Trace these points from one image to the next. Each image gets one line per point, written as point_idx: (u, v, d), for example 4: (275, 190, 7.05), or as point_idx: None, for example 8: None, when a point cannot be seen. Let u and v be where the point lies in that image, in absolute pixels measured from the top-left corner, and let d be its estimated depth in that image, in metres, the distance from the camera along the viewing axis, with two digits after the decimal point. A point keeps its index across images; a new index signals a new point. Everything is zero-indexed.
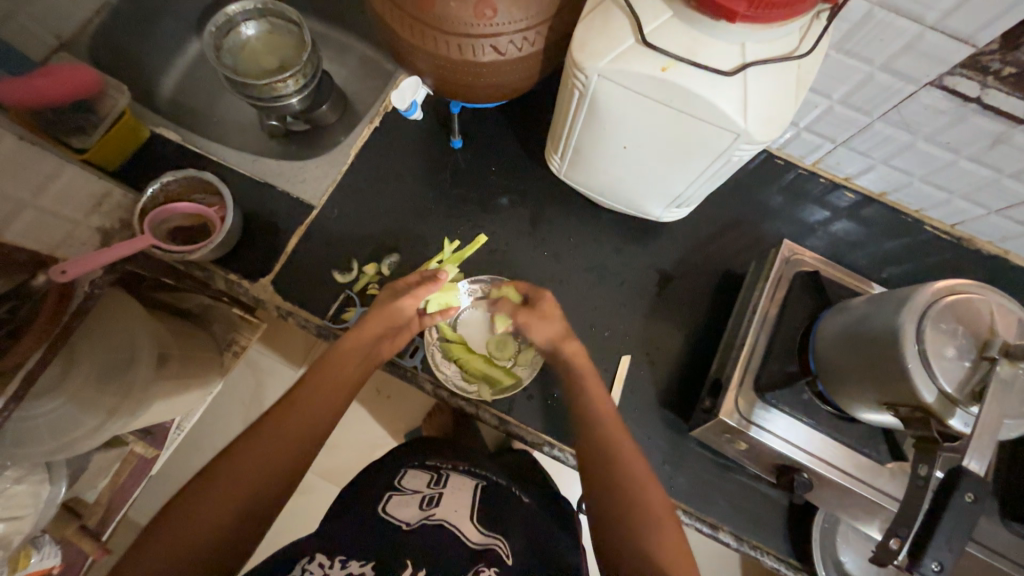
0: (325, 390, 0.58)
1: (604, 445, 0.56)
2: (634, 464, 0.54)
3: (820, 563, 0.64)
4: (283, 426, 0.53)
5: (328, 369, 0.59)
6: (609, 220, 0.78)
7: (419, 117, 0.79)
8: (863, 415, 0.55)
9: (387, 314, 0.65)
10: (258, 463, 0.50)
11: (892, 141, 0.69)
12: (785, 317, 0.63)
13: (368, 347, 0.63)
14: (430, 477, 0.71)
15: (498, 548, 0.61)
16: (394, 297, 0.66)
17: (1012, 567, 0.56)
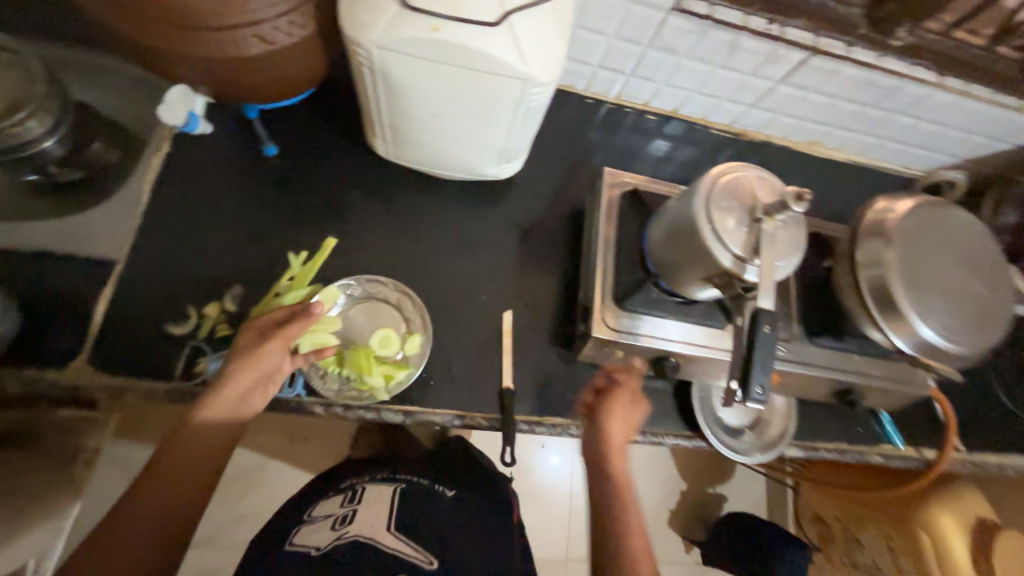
0: (192, 451, 0.55)
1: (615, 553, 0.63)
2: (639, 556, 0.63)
3: (706, 425, 0.76)
4: (150, 493, 0.53)
5: (190, 431, 0.55)
6: (456, 190, 0.79)
7: (213, 128, 0.71)
8: (696, 294, 0.65)
9: (251, 359, 0.57)
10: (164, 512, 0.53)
11: (664, 64, 0.80)
12: (622, 234, 0.71)
13: (237, 403, 0.57)
14: (343, 497, 0.70)
15: (419, 558, 0.62)
16: (259, 339, 0.58)
17: (820, 371, 0.72)
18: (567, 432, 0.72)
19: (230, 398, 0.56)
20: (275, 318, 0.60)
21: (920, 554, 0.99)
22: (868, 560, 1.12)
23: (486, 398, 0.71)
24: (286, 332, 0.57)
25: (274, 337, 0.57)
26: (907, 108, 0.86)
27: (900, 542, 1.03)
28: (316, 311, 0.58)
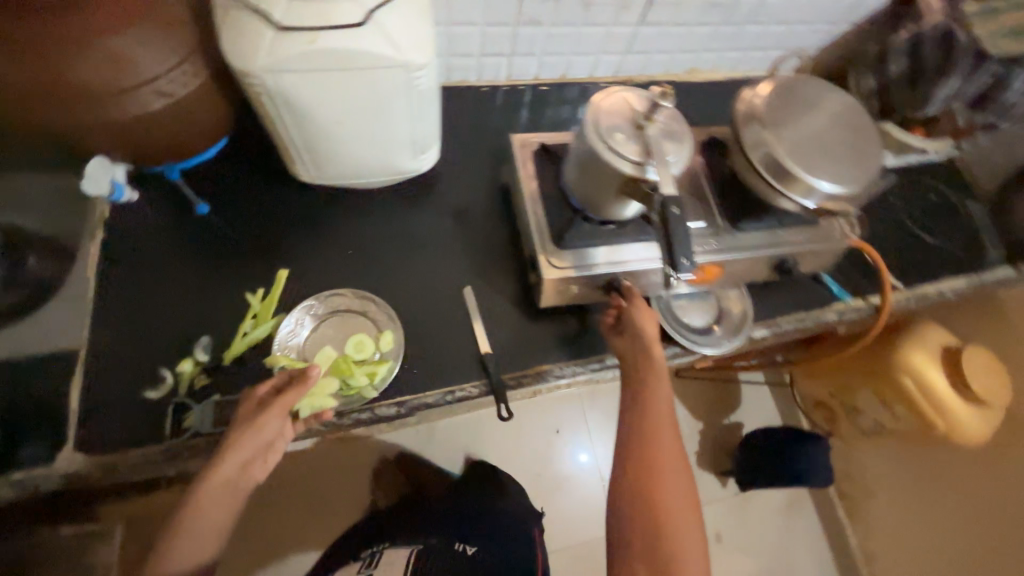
0: (201, 519, 0.55)
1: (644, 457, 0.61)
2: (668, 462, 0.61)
3: (672, 331, 0.82)
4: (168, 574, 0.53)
5: (200, 503, 0.55)
6: (387, 196, 0.85)
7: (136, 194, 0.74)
8: (620, 212, 0.72)
9: (253, 434, 0.57)
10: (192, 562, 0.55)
11: (537, 36, 0.89)
12: (544, 185, 0.78)
13: (239, 473, 0.57)
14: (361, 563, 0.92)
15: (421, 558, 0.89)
16: (261, 407, 0.59)
17: (750, 252, 0.81)
18: (552, 375, 0.77)
19: (231, 471, 0.57)
20: (272, 384, 0.61)
21: (908, 395, 1.06)
22: (870, 422, 1.19)
23: (469, 369, 0.75)
24: (285, 401, 0.58)
25: (274, 408, 0.59)
26: (752, 18, 0.98)
27: (891, 392, 1.10)
28: (314, 376, 0.60)
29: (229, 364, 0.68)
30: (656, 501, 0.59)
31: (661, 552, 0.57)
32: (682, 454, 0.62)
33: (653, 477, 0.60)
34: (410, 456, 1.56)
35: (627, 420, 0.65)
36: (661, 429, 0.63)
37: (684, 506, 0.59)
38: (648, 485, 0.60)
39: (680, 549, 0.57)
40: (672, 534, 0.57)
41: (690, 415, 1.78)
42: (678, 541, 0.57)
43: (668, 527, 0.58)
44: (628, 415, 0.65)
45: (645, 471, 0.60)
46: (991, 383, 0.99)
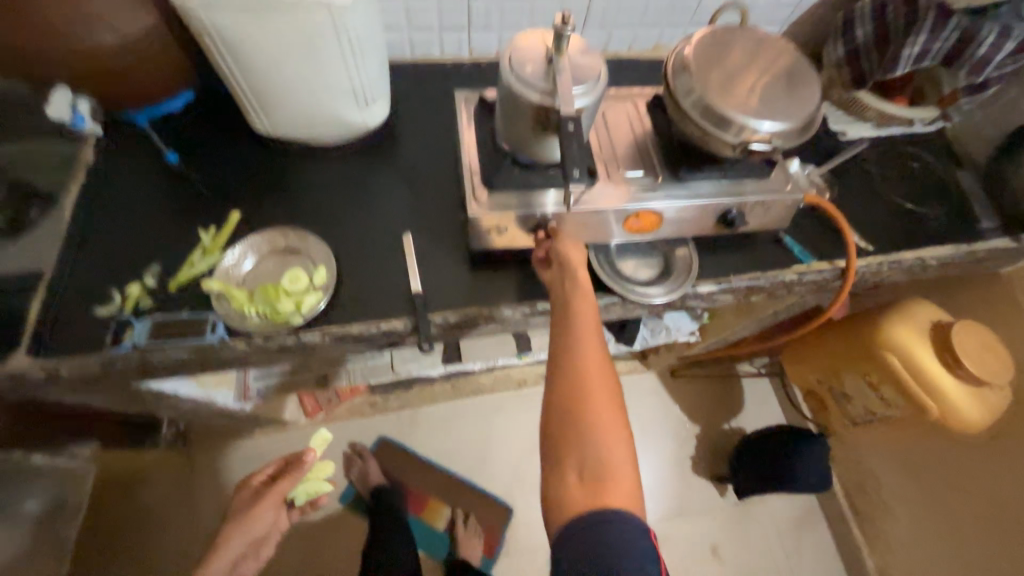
0: None
1: (570, 372, 0.59)
2: (597, 375, 0.58)
3: (609, 280, 0.80)
4: None
5: None
6: (343, 151, 0.90)
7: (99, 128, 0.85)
8: (545, 153, 0.74)
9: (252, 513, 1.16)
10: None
11: (490, 8, 0.95)
12: (481, 135, 0.81)
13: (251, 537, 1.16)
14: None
15: None
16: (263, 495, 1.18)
17: (691, 200, 0.79)
18: (484, 317, 0.77)
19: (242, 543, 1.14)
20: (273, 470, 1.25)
21: (897, 375, 0.97)
22: (860, 410, 1.12)
23: (399, 306, 0.76)
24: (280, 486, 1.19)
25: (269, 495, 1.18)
26: None
27: (879, 374, 1.01)
28: (312, 459, 1.23)
29: (173, 290, 0.73)
30: (584, 413, 0.56)
31: (593, 464, 0.55)
32: (611, 368, 0.60)
33: (582, 391, 0.57)
34: (389, 441, 1.57)
35: (556, 341, 0.63)
36: (586, 343, 0.60)
37: (615, 416, 0.57)
38: (577, 398, 0.57)
39: (612, 460, 0.54)
40: (603, 445, 0.55)
41: (684, 415, 1.69)
42: (608, 450, 0.55)
43: (599, 437, 0.55)
44: (556, 337, 0.63)
45: (573, 385, 0.58)
46: (988, 361, 0.89)
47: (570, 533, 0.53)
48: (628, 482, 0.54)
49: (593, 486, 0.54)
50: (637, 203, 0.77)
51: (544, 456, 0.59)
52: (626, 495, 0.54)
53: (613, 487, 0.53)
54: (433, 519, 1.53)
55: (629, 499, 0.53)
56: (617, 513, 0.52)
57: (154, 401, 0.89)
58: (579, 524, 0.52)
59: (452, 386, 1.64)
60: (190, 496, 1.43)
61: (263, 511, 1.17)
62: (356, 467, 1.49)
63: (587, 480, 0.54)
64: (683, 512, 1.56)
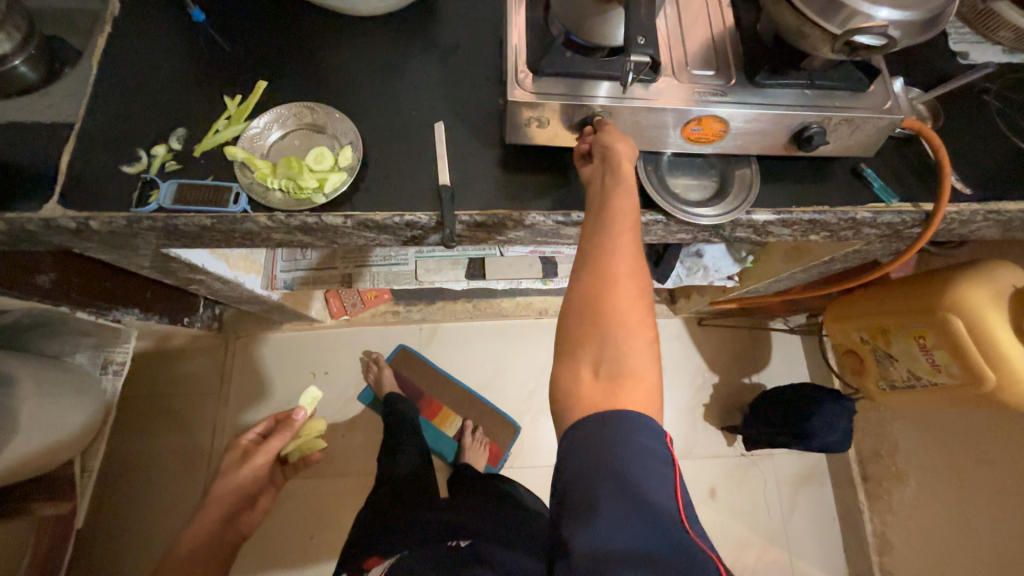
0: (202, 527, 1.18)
1: (599, 265, 0.54)
2: (626, 271, 0.54)
3: (654, 193, 0.72)
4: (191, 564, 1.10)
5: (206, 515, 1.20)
6: (377, 25, 0.82)
7: None
8: (608, 32, 0.64)
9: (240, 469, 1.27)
10: (197, 551, 1.13)
11: None
12: (532, 12, 0.70)
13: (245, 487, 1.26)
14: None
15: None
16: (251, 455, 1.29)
17: (768, 108, 0.67)
18: (513, 219, 0.72)
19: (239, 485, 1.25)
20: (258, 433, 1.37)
21: (958, 341, 0.88)
22: (903, 373, 1.05)
23: (423, 199, 0.72)
24: (269, 447, 1.29)
25: (257, 455, 1.29)
26: None
27: (935, 337, 0.92)
28: (300, 417, 1.37)
29: (198, 156, 0.71)
30: (610, 311, 0.53)
31: (612, 363, 0.52)
32: (644, 272, 0.56)
33: (611, 289, 0.53)
34: (409, 350, 1.62)
35: (588, 238, 0.57)
36: (622, 243, 0.55)
37: (643, 319, 0.53)
38: (604, 295, 0.53)
39: (633, 360, 0.52)
40: (627, 347, 0.52)
41: (705, 363, 1.65)
42: (632, 352, 0.52)
43: (623, 337, 0.52)
44: (589, 233, 0.57)
45: (603, 282, 0.54)
46: None
47: (580, 430, 0.52)
48: (647, 384, 0.52)
49: (610, 387, 0.52)
50: (703, 107, 0.66)
51: (558, 353, 0.56)
52: (643, 398, 0.51)
53: (630, 391, 0.51)
54: (445, 427, 1.58)
55: (646, 404, 0.51)
56: (630, 416, 0.50)
57: (186, 274, 0.91)
58: (587, 423, 0.51)
59: (474, 305, 1.64)
60: (224, 378, 1.54)
61: (252, 464, 1.27)
62: (372, 373, 1.55)
63: (603, 380, 0.52)
64: (687, 455, 1.57)
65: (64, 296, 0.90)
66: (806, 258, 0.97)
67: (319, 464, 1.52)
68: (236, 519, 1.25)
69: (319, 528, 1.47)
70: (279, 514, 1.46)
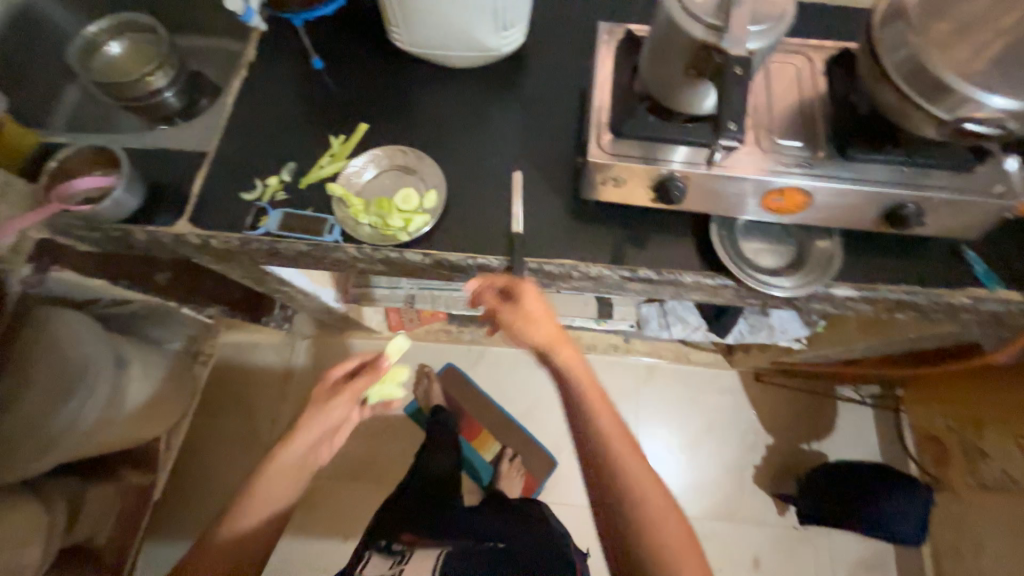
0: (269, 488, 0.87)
1: (616, 483, 0.69)
2: (635, 472, 0.69)
3: (726, 258, 0.72)
4: (223, 548, 0.81)
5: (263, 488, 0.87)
6: (469, 77, 0.88)
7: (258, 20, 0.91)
8: (694, 99, 0.65)
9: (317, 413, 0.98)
10: (246, 536, 0.82)
11: None
12: (620, 74, 0.73)
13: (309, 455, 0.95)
14: (390, 562, 1.01)
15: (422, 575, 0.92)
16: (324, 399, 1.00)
17: (859, 184, 0.66)
18: (578, 270, 0.74)
19: (310, 435, 0.95)
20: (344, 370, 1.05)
21: None
22: None
23: (497, 243, 0.76)
24: (353, 388, 1.00)
25: (344, 393, 1.00)
26: None
27: None
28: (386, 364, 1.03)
29: (302, 188, 0.79)
30: (645, 518, 0.68)
31: (659, 552, 0.66)
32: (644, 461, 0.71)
33: (636, 502, 0.68)
34: (456, 369, 1.66)
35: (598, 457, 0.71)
36: (621, 450, 0.70)
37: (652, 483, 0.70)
38: (636, 510, 0.68)
39: (671, 536, 0.67)
40: (664, 531, 0.67)
41: (759, 422, 1.56)
42: (668, 532, 0.67)
43: (644, 512, 0.68)
44: (595, 453, 0.71)
45: (631, 499, 0.68)
46: None
47: None
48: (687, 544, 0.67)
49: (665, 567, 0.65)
50: (784, 179, 0.66)
51: None
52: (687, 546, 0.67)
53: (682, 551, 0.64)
54: (482, 449, 1.60)
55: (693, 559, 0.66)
56: None
57: (275, 285, 1.02)
58: None
59: None
60: (288, 373, 1.66)
61: (336, 406, 0.99)
62: (423, 385, 1.61)
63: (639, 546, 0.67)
64: (731, 517, 1.48)
65: (175, 291, 1.02)
66: (908, 335, 0.89)
67: (360, 468, 1.58)
68: (314, 464, 0.96)
69: (349, 523, 1.52)
70: (317, 507, 1.53)
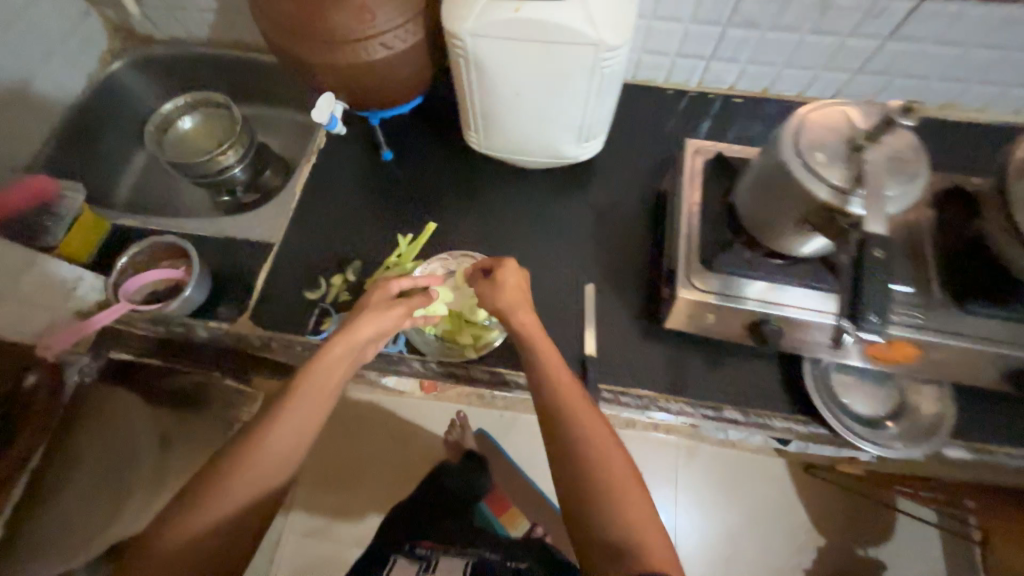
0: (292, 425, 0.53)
1: (566, 446, 0.56)
2: (599, 435, 0.56)
3: (823, 407, 0.66)
4: (245, 492, 0.50)
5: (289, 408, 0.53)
6: (540, 178, 0.87)
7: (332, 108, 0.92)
8: (798, 245, 0.60)
9: (374, 312, 0.62)
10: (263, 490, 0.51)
11: (747, 40, 0.81)
12: (709, 199, 0.70)
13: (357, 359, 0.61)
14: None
15: None
16: (373, 304, 0.63)
17: (978, 344, 0.60)
18: (655, 405, 0.70)
19: (358, 342, 0.59)
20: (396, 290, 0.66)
21: None
22: None
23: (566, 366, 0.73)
24: (411, 303, 0.63)
25: (398, 308, 0.62)
26: None
27: None
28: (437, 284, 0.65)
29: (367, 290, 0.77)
30: (603, 485, 0.54)
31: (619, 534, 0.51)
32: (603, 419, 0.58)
33: (588, 463, 0.54)
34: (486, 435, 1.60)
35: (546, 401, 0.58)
36: (575, 405, 0.58)
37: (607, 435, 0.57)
38: (586, 475, 0.54)
39: (626, 524, 0.51)
40: (615, 504, 0.53)
41: None
42: (628, 509, 0.52)
43: (595, 476, 0.54)
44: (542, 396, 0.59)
45: (586, 463, 0.54)
46: None
47: None
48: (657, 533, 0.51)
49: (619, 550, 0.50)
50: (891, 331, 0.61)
51: None
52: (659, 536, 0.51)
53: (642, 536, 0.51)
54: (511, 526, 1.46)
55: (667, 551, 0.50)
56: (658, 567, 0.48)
57: None
58: None
59: None
60: None
61: (390, 317, 0.62)
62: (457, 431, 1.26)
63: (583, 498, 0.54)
64: None
65: None
66: (1005, 483, 0.81)
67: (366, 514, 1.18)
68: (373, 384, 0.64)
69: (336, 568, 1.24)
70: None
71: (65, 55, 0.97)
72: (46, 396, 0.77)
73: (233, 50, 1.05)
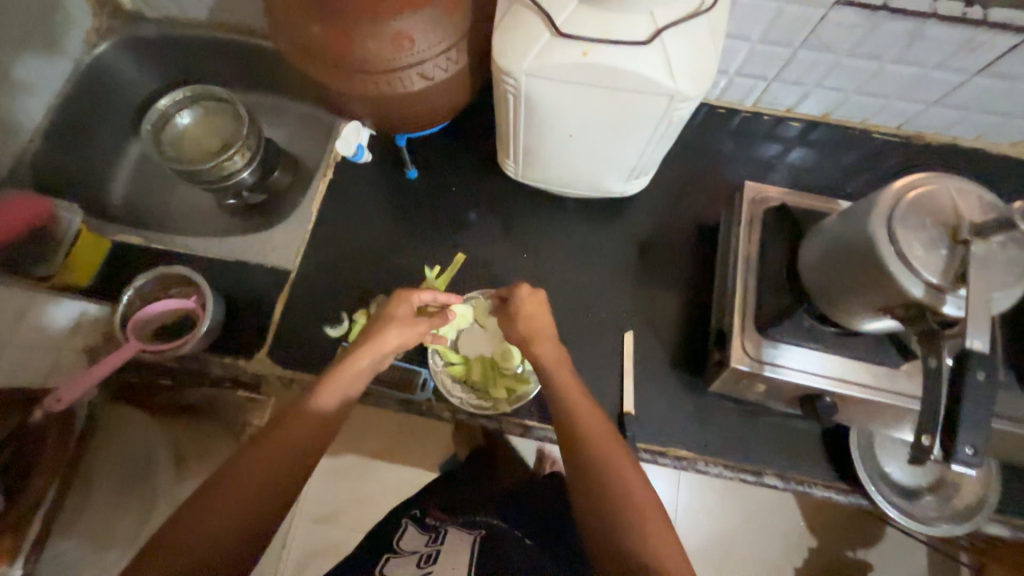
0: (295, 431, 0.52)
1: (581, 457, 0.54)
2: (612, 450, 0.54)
3: (868, 480, 0.64)
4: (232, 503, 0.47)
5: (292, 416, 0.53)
6: (578, 205, 0.80)
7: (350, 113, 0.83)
8: (865, 326, 0.56)
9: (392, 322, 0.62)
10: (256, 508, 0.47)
11: (820, 63, 0.73)
12: (768, 255, 0.65)
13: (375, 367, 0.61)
14: (427, 537, 0.70)
15: None
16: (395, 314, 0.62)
17: None
18: (693, 467, 0.68)
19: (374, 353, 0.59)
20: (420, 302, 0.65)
21: None
22: None
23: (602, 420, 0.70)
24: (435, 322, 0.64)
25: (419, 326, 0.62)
26: None
27: None
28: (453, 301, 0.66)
29: None
30: (617, 498, 0.50)
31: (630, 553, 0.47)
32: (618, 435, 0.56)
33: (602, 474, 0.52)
34: None
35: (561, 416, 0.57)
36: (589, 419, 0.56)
37: (605, 425, 0.56)
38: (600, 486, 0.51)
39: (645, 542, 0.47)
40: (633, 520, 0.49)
41: None
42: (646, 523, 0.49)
43: (612, 488, 0.51)
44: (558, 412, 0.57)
45: (600, 474, 0.52)
46: None
47: None
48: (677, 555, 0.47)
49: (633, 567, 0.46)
50: None
51: None
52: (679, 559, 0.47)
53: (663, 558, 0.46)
54: None
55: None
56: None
57: None
58: None
59: None
60: None
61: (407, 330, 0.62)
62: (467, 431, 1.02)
63: (597, 504, 0.51)
64: None
65: None
66: None
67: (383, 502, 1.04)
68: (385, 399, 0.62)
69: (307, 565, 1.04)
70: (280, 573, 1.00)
71: (46, 39, 0.86)
72: (57, 436, 0.69)
73: (234, 33, 0.94)
